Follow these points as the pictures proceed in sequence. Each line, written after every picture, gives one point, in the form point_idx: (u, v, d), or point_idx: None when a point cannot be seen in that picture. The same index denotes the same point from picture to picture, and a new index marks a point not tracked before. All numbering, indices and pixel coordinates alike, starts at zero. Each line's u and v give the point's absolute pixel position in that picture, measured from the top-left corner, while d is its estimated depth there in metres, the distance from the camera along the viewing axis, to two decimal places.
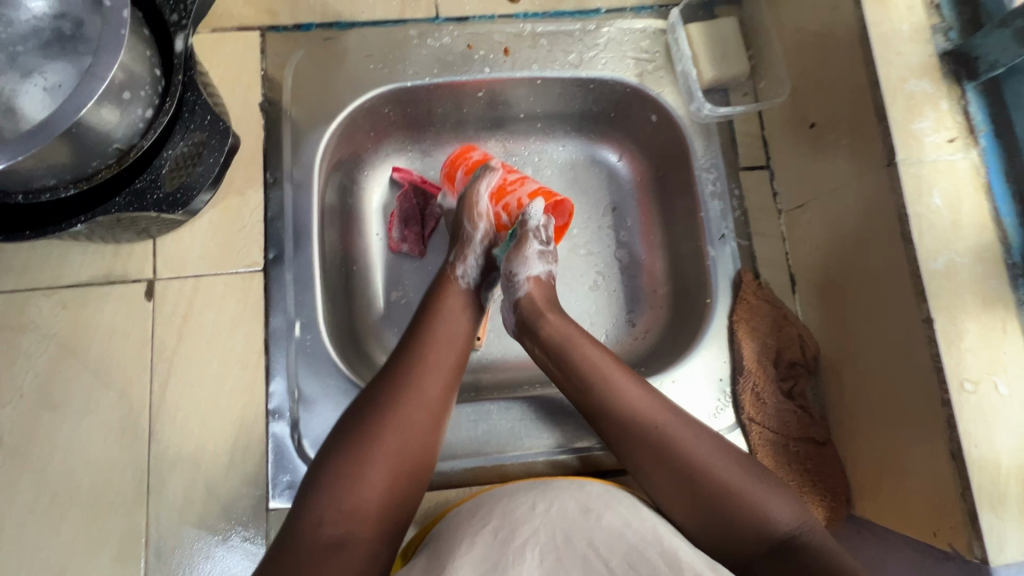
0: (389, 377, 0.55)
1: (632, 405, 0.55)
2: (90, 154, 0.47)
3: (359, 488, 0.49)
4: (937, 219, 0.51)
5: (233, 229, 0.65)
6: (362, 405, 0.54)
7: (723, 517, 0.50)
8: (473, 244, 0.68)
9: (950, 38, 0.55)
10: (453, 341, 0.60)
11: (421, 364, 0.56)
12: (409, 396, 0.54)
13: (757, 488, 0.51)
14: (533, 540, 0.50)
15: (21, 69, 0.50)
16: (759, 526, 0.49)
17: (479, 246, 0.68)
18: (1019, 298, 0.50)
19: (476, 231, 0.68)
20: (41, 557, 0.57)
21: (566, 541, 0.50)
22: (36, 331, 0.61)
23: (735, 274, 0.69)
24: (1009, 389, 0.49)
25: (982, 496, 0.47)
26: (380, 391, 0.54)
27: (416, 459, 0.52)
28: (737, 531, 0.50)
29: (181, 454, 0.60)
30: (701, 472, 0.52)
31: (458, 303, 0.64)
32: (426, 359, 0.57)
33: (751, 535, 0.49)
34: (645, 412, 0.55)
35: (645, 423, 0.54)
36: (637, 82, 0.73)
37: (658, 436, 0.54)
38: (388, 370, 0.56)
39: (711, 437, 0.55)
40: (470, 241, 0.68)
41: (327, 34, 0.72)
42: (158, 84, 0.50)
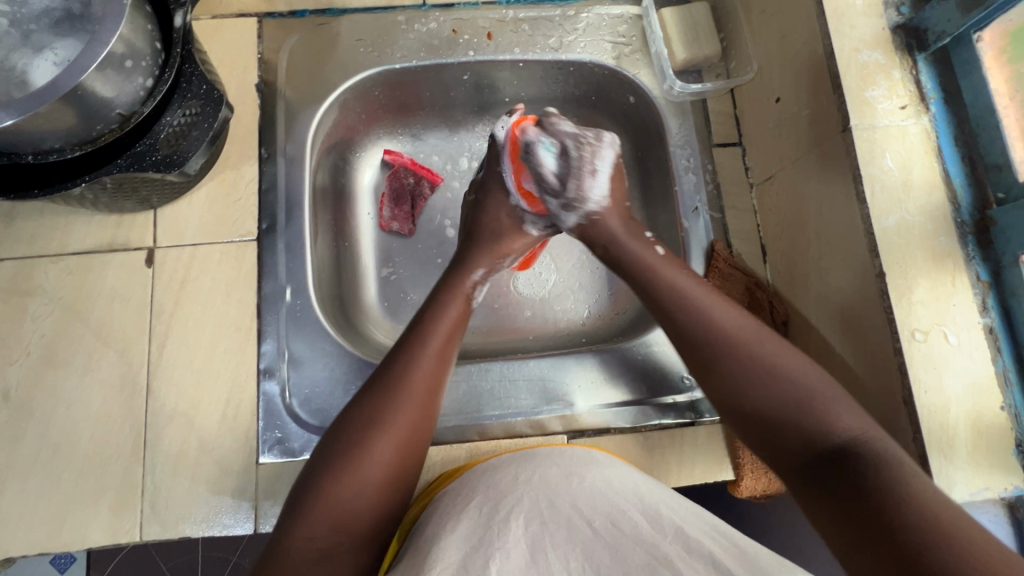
0: (372, 393, 0.54)
1: (700, 311, 0.56)
2: (94, 118, 0.51)
3: (342, 504, 0.49)
4: (888, 179, 0.54)
5: (229, 201, 0.69)
6: (344, 422, 0.52)
7: (787, 425, 0.49)
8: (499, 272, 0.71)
9: (902, 12, 0.58)
10: (443, 349, 0.58)
11: (407, 376, 0.55)
12: (395, 410, 0.53)
13: (825, 404, 0.49)
14: (516, 510, 0.52)
15: (33, 46, 0.53)
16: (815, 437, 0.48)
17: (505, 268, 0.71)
18: (966, 253, 0.53)
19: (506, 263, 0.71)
20: (44, 505, 0.60)
21: (549, 506, 0.52)
22: (43, 295, 0.65)
23: (708, 244, 0.72)
24: (957, 339, 0.51)
25: (932, 440, 0.50)
26: (362, 410, 0.52)
27: (401, 470, 0.52)
28: (790, 437, 0.49)
29: (177, 410, 0.64)
30: (772, 378, 0.51)
31: (461, 306, 0.63)
32: (411, 371, 0.55)
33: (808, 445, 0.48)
34: (724, 328, 0.55)
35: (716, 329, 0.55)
36: (615, 64, 0.77)
37: (724, 345, 0.54)
38: (373, 382, 0.55)
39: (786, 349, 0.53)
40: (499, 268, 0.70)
41: (321, 20, 0.76)
42: (158, 56, 0.54)
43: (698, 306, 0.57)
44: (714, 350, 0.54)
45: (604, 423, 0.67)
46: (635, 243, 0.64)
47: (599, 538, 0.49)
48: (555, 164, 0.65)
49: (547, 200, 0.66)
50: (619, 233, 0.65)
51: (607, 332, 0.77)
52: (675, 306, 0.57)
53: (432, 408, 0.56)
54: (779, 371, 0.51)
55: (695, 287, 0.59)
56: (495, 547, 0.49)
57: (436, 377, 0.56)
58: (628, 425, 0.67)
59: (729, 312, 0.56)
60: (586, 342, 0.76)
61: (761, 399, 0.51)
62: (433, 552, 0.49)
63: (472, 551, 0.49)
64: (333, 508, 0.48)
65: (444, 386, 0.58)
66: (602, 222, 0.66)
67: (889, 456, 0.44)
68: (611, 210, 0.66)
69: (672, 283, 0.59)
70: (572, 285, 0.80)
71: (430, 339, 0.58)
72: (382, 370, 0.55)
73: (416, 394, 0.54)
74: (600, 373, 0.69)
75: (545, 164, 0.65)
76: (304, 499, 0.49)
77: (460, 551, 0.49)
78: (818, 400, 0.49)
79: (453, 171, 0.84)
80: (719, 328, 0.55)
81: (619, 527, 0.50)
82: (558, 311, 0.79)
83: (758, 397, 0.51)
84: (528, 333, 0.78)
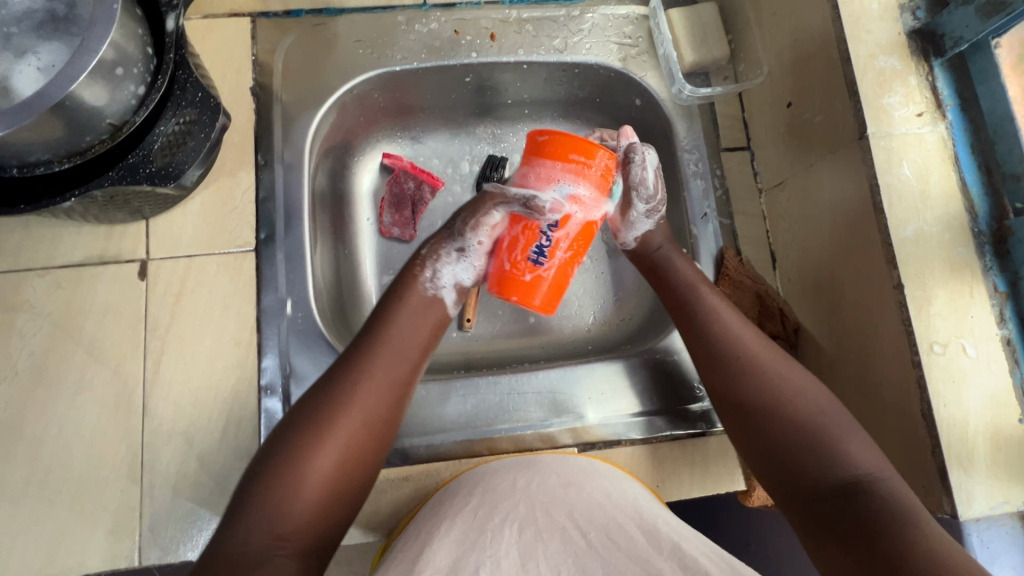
0: (330, 389, 0.52)
1: (732, 329, 0.57)
2: (83, 129, 0.48)
3: (286, 503, 0.47)
4: (906, 188, 0.53)
5: (225, 210, 0.66)
6: (296, 417, 0.51)
7: (794, 458, 0.50)
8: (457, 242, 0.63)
9: (918, 17, 0.57)
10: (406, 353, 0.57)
11: (367, 374, 0.53)
12: (346, 410, 0.51)
13: (836, 437, 0.49)
14: (512, 515, 0.52)
15: (15, 49, 0.50)
16: (825, 469, 0.48)
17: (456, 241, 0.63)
18: (984, 264, 0.52)
19: (474, 235, 0.63)
20: (37, 531, 0.58)
21: (545, 514, 0.52)
22: (31, 311, 0.62)
23: (717, 251, 0.70)
24: (976, 351, 0.51)
25: (951, 454, 0.49)
26: (311, 414, 0.51)
27: (351, 470, 0.50)
28: (803, 474, 0.49)
29: (175, 429, 0.61)
30: (781, 412, 0.51)
31: (420, 307, 0.60)
32: (367, 371, 0.54)
33: (814, 478, 0.48)
34: (746, 355, 0.55)
35: (739, 358, 0.55)
36: (621, 66, 0.75)
37: (751, 373, 0.54)
38: (329, 378, 0.53)
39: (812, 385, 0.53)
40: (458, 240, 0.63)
41: (317, 20, 0.73)
42: (150, 62, 0.51)
43: (730, 331, 0.56)
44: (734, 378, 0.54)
45: (613, 434, 0.66)
46: (682, 258, 0.64)
47: (592, 550, 0.49)
48: (655, 170, 0.63)
49: (636, 205, 0.63)
50: (674, 254, 0.64)
51: (615, 339, 0.76)
52: (714, 333, 0.57)
53: (389, 414, 0.54)
54: (801, 405, 0.51)
55: (728, 310, 0.59)
56: (486, 553, 0.49)
57: (390, 385, 0.54)
58: (640, 437, 0.66)
59: (756, 341, 0.56)
60: (592, 350, 0.75)
61: (776, 433, 0.51)
62: (424, 552, 0.49)
63: (464, 555, 0.49)
64: (273, 505, 0.46)
65: (406, 391, 0.56)
66: (659, 234, 0.65)
67: (907, 500, 0.45)
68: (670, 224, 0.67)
69: (712, 307, 0.59)
70: (577, 292, 0.79)
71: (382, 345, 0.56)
72: (340, 368, 0.54)
73: (370, 396, 0.53)
74: (610, 384, 0.68)
75: (647, 167, 0.63)
76: (250, 496, 0.47)
77: (449, 558, 0.48)
78: (839, 438, 0.49)
79: (454, 174, 0.82)
80: (746, 355, 0.55)
81: (614, 539, 0.49)
82: (564, 319, 0.77)
83: (778, 428, 0.51)
84: (534, 341, 0.76)
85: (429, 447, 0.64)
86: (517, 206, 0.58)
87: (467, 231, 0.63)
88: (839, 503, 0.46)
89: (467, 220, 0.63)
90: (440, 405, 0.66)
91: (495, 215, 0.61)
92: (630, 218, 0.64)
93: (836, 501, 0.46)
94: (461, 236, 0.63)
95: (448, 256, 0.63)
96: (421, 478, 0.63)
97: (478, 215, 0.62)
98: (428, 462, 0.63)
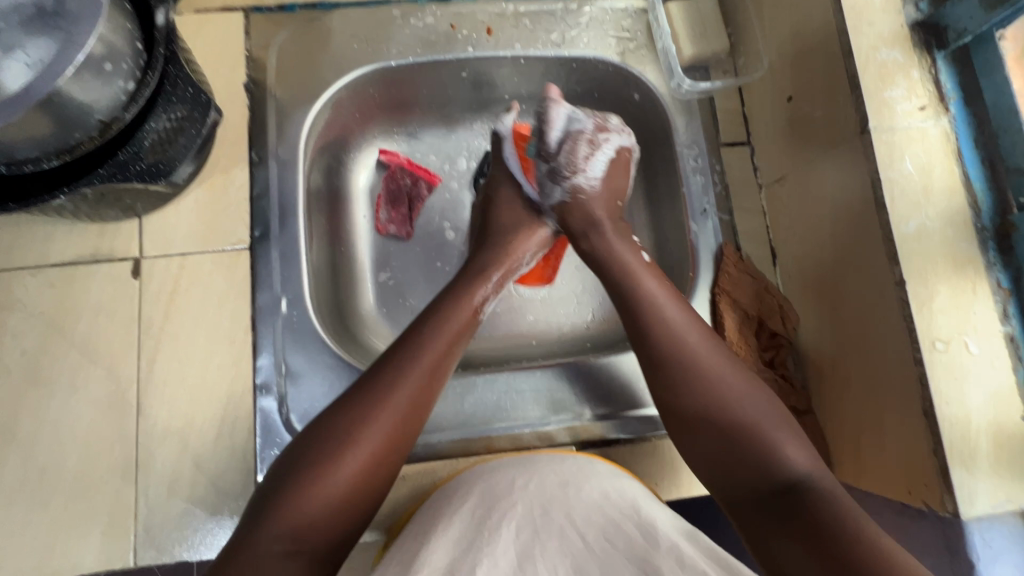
0: (367, 392, 0.52)
1: (675, 325, 0.56)
2: (71, 125, 0.48)
3: (306, 511, 0.46)
4: (908, 183, 0.53)
5: (219, 208, 0.66)
6: (322, 428, 0.50)
7: (733, 456, 0.49)
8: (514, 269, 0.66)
9: (921, 9, 0.56)
10: (436, 359, 0.55)
11: (394, 382, 0.52)
12: (375, 417, 0.50)
13: (772, 435, 0.49)
14: (509, 513, 0.51)
15: (2, 44, 0.49)
16: (763, 468, 0.48)
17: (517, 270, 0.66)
18: (987, 260, 0.51)
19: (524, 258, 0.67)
20: (31, 532, 0.58)
21: (544, 513, 0.51)
22: (23, 310, 0.62)
23: (717, 248, 0.70)
24: (979, 348, 0.50)
25: (954, 453, 0.48)
26: (348, 416, 0.50)
27: (376, 474, 0.50)
28: (741, 470, 0.49)
29: (169, 429, 0.61)
30: (719, 410, 0.51)
31: (465, 318, 0.59)
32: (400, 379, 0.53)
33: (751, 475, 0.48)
34: (687, 352, 0.54)
35: (683, 355, 0.54)
36: (620, 60, 0.74)
37: (689, 368, 0.53)
38: (359, 388, 0.52)
39: (749, 381, 0.53)
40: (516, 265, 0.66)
41: (312, 15, 0.72)
42: (140, 57, 0.50)
43: (673, 325, 0.56)
44: (674, 376, 0.53)
45: (611, 433, 0.65)
46: (625, 247, 0.63)
47: (590, 551, 0.48)
48: (562, 131, 0.66)
49: (538, 165, 0.66)
50: (614, 242, 0.63)
51: (613, 336, 0.75)
52: (655, 330, 0.56)
53: (417, 419, 0.53)
54: (741, 402, 0.51)
55: (670, 303, 0.58)
56: (483, 552, 0.48)
57: (425, 391, 0.53)
58: (637, 436, 0.65)
59: (698, 336, 0.55)
60: (590, 347, 0.75)
61: (710, 432, 0.51)
62: (420, 552, 0.49)
63: (462, 553, 0.48)
64: (294, 513, 0.46)
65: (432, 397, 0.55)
66: (588, 206, 0.65)
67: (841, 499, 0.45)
68: (599, 195, 0.66)
69: (655, 303, 0.57)
70: (575, 289, 0.78)
71: (423, 350, 0.55)
72: (369, 377, 0.53)
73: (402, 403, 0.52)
74: (607, 383, 0.67)
75: (553, 124, 0.66)
76: (272, 505, 0.46)
77: (447, 557, 0.48)
78: (773, 433, 0.49)
79: (451, 171, 0.81)
80: (686, 350, 0.54)
81: (613, 542, 0.49)
82: (562, 316, 0.77)
83: (716, 427, 0.51)
84: (532, 339, 0.75)
85: (426, 446, 0.64)
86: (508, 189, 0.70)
87: (529, 258, 0.67)
88: (776, 501, 0.46)
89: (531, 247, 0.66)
90: (437, 404, 0.65)
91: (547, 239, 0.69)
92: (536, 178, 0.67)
93: (772, 497, 0.46)
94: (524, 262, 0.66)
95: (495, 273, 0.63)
96: (417, 479, 0.62)
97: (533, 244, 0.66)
98: (425, 461, 0.63)
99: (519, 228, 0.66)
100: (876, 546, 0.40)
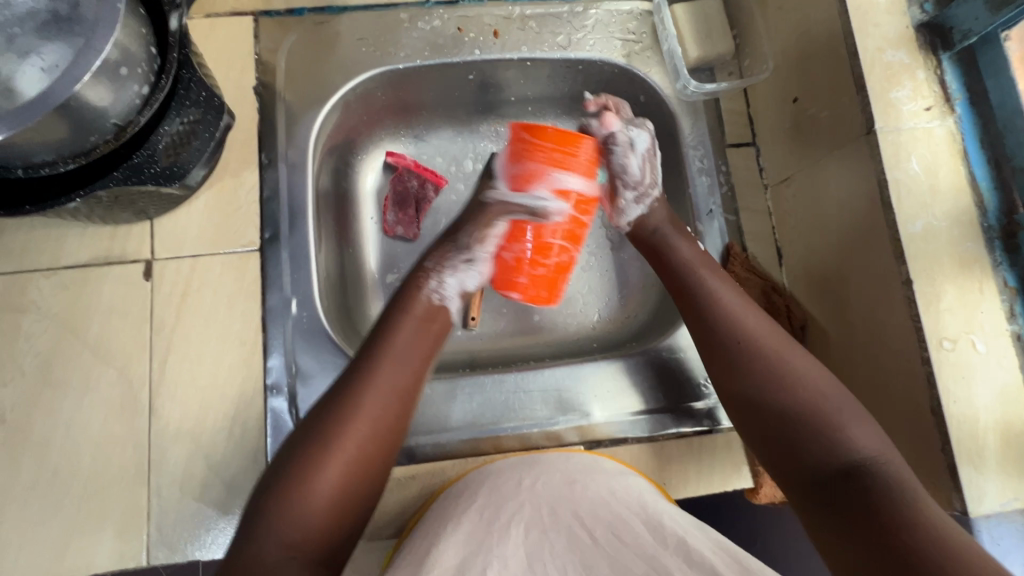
0: (335, 400, 0.51)
1: (734, 315, 0.55)
2: (87, 129, 0.48)
3: (297, 517, 0.46)
4: (915, 183, 0.53)
5: (229, 210, 0.66)
6: (298, 436, 0.50)
7: (795, 443, 0.49)
8: (456, 254, 0.62)
9: (926, 10, 0.56)
10: (401, 356, 0.55)
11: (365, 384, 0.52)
12: (351, 420, 0.50)
13: (839, 420, 0.48)
14: (517, 517, 0.52)
15: (19, 50, 0.49)
16: (830, 453, 0.47)
17: (458, 255, 0.62)
18: (993, 259, 0.52)
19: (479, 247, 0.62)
20: (45, 531, 0.58)
21: (552, 515, 0.52)
22: (37, 312, 0.62)
23: (723, 248, 0.70)
24: (986, 347, 0.50)
25: (961, 451, 0.49)
26: (318, 424, 0.50)
27: (357, 481, 0.49)
28: (805, 456, 0.48)
29: (181, 429, 0.61)
30: (786, 397, 0.50)
31: (422, 314, 0.59)
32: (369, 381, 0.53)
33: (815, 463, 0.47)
34: (749, 340, 0.53)
35: (744, 342, 0.53)
36: (625, 62, 0.74)
37: (752, 356, 0.53)
38: (332, 393, 0.52)
39: (815, 369, 0.52)
40: (457, 250, 0.62)
41: (320, 18, 0.73)
42: (154, 61, 0.51)
43: (734, 314, 0.55)
44: (738, 362, 0.53)
45: (619, 432, 0.66)
46: (683, 242, 0.63)
47: (598, 548, 0.50)
48: (635, 154, 0.64)
49: (623, 192, 0.64)
50: (672, 237, 0.63)
51: (620, 336, 0.76)
52: (713, 321, 0.56)
53: (394, 417, 0.52)
54: (807, 391, 0.50)
55: (729, 293, 0.57)
56: (493, 553, 0.50)
57: (395, 393, 0.53)
58: (644, 435, 0.66)
59: (759, 323, 0.55)
60: (596, 347, 0.75)
61: (773, 420, 0.50)
62: (430, 553, 0.49)
63: (469, 557, 0.49)
64: (285, 523, 0.46)
65: (410, 395, 0.54)
66: (657, 217, 0.65)
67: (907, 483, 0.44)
68: (665, 204, 0.67)
69: (712, 294, 0.57)
70: (581, 289, 0.78)
71: (386, 354, 0.55)
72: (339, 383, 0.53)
73: (371, 404, 0.51)
74: (615, 382, 0.67)
75: (622, 150, 0.64)
76: (262, 513, 0.46)
77: (457, 558, 0.49)
78: (840, 420, 0.48)
79: (457, 172, 0.81)
80: (751, 337, 0.54)
81: (621, 537, 0.49)
82: (568, 316, 0.77)
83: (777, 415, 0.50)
84: (538, 339, 0.76)
85: (435, 445, 0.64)
86: (522, 214, 0.59)
87: (474, 243, 0.62)
88: (841, 489, 0.45)
89: (473, 231, 0.62)
90: (445, 403, 0.66)
91: (500, 225, 0.61)
92: (621, 205, 0.65)
93: (836, 484, 0.45)
94: (468, 248, 0.62)
95: (437, 266, 0.62)
96: (426, 478, 0.62)
97: (483, 227, 0.61)
98: (434, 460, 0.63)
99: (464, 218, 0.64)
100: (934, 535, 0.40)
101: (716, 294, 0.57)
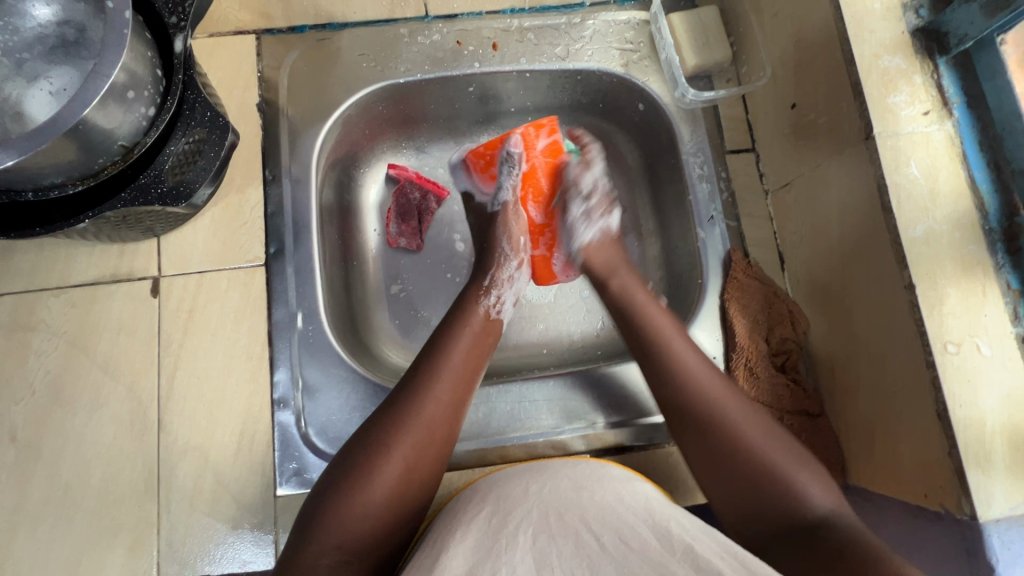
0: (394, 404, 0.54)
1: (688, 376, 0.57)
2: (96, 153, 0.50)
3: (352, 517, 0.49)
4: (915, 187, 0.53)
5: (234, 227, 0.67)
6: (359, 439, 0.53)
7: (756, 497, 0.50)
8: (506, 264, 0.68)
9: (921, 15, 0.57)
10: (458, 367, 0.58)
11: (420, 397, 0.54)
12: (405, 431, 0.52)
13: (793, 476, 0.50)
14: (525, 522, 0.50)
15: (28, 75, 0.51)
16: (791, 508, 0.49)
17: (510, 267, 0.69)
18: (996, 261, 0.51)
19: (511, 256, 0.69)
20: (56, 549, 0.59)
21: (559, 517, 0.50)
22: (46, 330, 0.63)
23: (724, 254, 0.70)
24: (991, 349, 0.50)
25: (969, 454, 0.48)
26: (381, 421, 0.53)
27: (410, 483, 0.51)
28: (772, 511, 0.49)
29: (191, 443, 0.62)
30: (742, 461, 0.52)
31: (478, 327, 0.62)
32: (425, 392, 0.55)
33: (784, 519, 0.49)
34: (702, 398, 0.55)
35: (698, 398, 0.55)
36: (623, 72, 0.75)
37: (712, 417, 0.54)
38: (396, 394, 0.55)
39: (766, 433, 0.53)
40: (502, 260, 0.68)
41: (321, 35, 0.74)
42: (159, 84, 0.53)
43: (677, 364, 0.58)
44: (696, 424, 0.55)
45: (627, 440, 0.66)
46: (642, 294, 0.65)
47: (605, 552, 0.47)
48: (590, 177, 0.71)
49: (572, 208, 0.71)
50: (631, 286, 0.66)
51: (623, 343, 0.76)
52: (669, 381, 0.57)
53: (446, 431, 0.55)
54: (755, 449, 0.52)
55: (683, 349, 0.59)
56: (501, 560, 0.47)
57: (450, 400, 0.56)
58: (649, 442, 0.66)
59: (715, 383, 0.57)
60: (601, 356, 0.75)
61: (739, 479, 0.51)
62: (440, 557, 0.48)
63: (481, 561, 0.47)
64: (341, 521, 0.48)
65: (462, 408, 0.57)
66: (603, 256, 0.69)
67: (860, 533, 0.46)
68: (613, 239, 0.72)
69: (668, 340, 0.60)
70: (582, 297, 0.79)
71: (443, 360, 0.58)
72: (400, 386, 0.56)
73: (427, 416, 0.54)
74: (619, 390, 0.67)
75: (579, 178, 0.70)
76: (319, 514, 0.49)
77: (465, 562, 0.47)
78: (794, 476, 0.50)
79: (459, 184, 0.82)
80: (683, 380, 0.57)
81: (627, 542, 0.47)
82: (572, 324, 0.77)
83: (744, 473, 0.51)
84: (541, 348, 0.76)
85: None
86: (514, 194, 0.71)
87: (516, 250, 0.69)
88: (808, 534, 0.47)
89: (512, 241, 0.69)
90: None
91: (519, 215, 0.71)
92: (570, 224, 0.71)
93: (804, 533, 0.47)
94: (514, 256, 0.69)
95: (492, 283, 0.67)
96: None
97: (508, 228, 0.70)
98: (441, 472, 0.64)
99: (490, 236, 0.70)
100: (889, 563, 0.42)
101: (665, 339, 0.60)
